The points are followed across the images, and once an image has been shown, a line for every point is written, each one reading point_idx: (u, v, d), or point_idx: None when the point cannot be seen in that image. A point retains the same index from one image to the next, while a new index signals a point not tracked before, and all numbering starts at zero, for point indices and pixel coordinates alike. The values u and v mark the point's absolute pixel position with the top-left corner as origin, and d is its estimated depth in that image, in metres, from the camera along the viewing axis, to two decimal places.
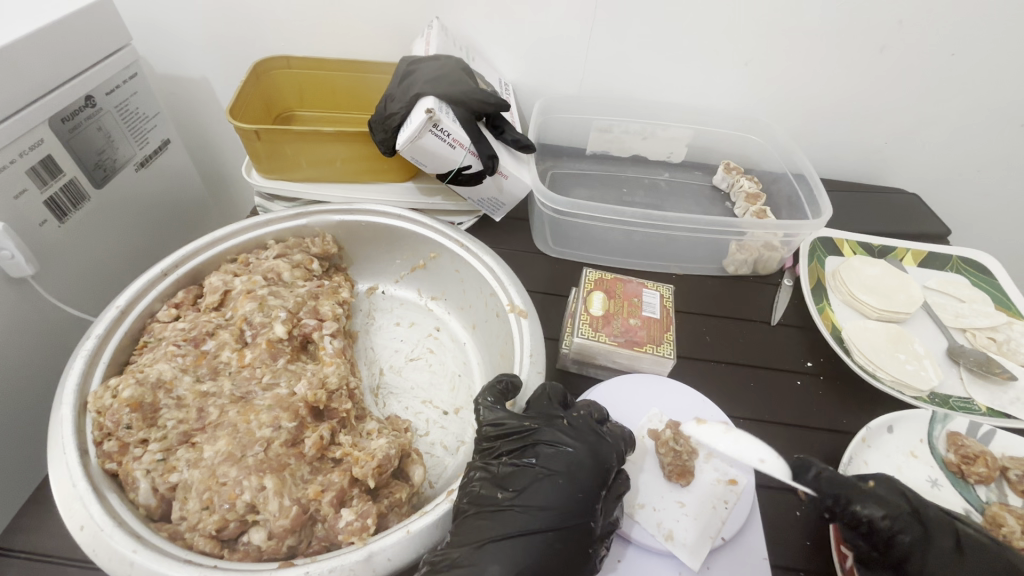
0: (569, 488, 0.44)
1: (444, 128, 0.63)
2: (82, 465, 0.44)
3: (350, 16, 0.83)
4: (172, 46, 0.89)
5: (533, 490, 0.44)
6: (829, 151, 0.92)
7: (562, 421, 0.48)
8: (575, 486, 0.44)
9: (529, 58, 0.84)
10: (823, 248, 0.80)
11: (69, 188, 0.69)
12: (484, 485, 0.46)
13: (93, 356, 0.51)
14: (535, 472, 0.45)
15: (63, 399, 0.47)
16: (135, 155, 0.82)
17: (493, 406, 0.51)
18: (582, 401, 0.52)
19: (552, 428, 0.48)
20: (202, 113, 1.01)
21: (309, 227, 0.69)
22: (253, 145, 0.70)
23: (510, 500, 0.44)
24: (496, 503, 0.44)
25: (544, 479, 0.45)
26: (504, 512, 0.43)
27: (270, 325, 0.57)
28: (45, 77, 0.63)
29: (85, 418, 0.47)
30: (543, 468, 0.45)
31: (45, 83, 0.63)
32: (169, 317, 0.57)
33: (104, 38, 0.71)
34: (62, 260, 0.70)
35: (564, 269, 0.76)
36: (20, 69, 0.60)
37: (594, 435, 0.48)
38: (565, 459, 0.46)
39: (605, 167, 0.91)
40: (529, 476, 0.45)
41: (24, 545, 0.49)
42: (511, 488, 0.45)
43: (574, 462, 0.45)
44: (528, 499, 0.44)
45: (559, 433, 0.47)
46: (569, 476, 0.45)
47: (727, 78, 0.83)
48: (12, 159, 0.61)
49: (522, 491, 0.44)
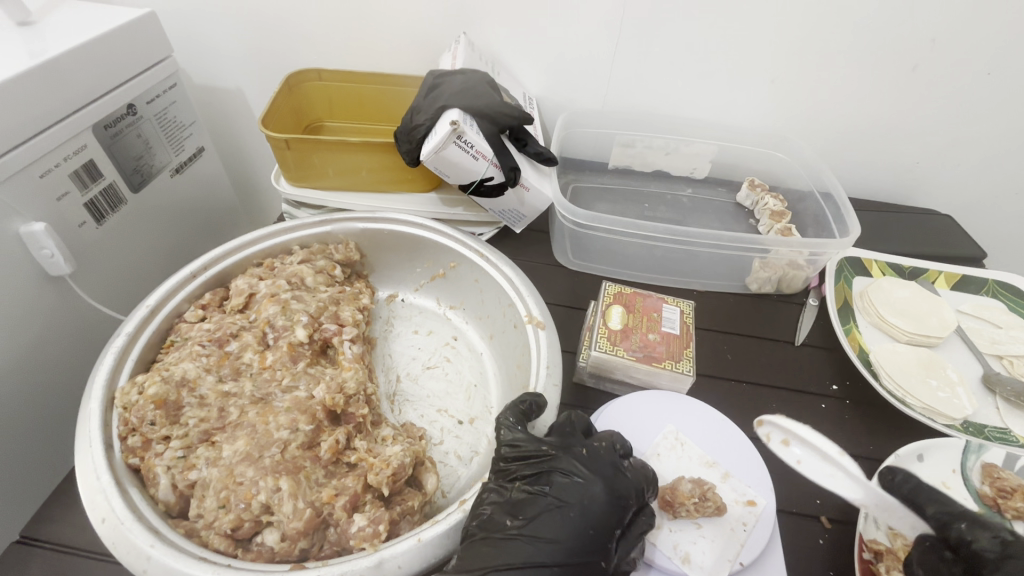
0: (581, 523, 0.43)
1: (468, 140, 0.63)
2: (106, 459, 0.45)
3: (380, 32, 0.86)
4: (210, 57, 0.93)
5: (544, 520, 0.43)
6: (858, 171, 0.91)
7: (580, 451, 0.47)
8: (585, 521, 0.43)
9: (553, 73, 0.86)
10: (850, 268, 0.78)
11: (109, 192, 0.74)
12: (495, 509, 0.44)
13: (121, 355, 0.52)
14: (547, 502, 0.43)
15: (91, 394, 0.48)
16: (171, 162, 0.88)
17: (513, 427, 0.50)
18: (605, 432, 0.51)
19: (570, 457, 0.46)
20: (235, 122, 1.05)
21: (333, 234, 0.69)
22: (282, 153, 0.73)
23: (518, 530, 0.42)
24: (504, 530, 0.42)
25: (555, 510, 0.43)
26: (512, 541, 0.41)
27: (291, 329, 0.57)
28: (91, 87, 0.68)
29: (112, 412, 0.48)
30: (556, 499, 0.44)
31: (91, 92, 0.68)
32: (195, 318, 0.58)
33: (144, 53, 0.77)
34: (98, 261, 0.74)
35: (583, 282, 0.76)
36: (71, 79, 0.65)
37: (613, 469, 0.46)
38: (578, 491, 0.44)
39: (626, 182, 0.91)
40: (541, 504, 0.43)
41: (48, 536, 0.50)
42: (521, 515, 0.43)
43: (587, 496, 0.44)
44: (536, 529, 0.42)
45: (575, 464, 0.46)
46: (582, 510, 0.43)
47: (751, 96, 0.83)
48: (57, 163, 0.65)
49: (531, 521, 0.43)
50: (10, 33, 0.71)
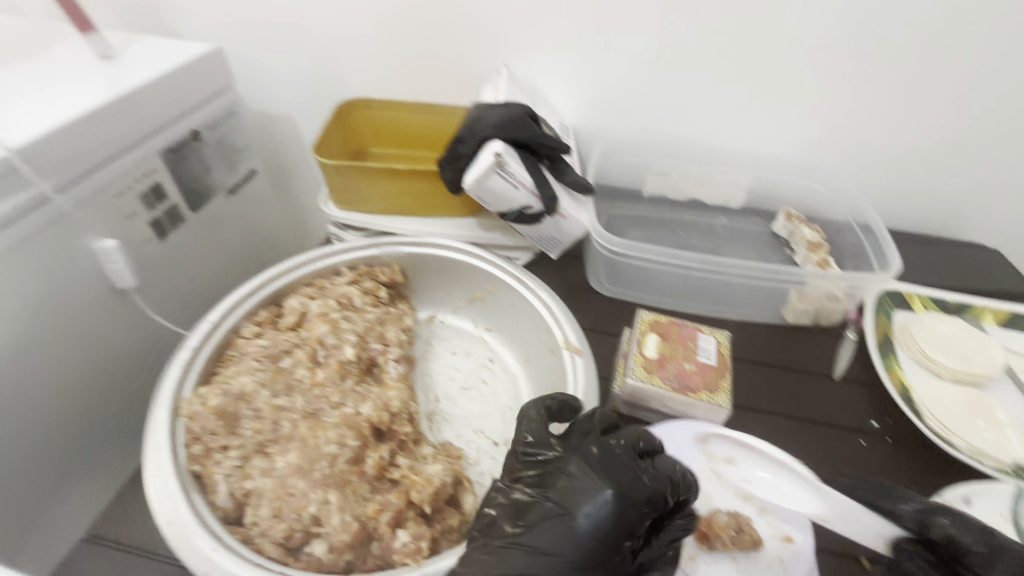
0: (581, 534, 0.42)
1: (510, 170, 0.67)
2: (173, 465, 0.48)
3: (428, 66, 0.91)
4: (269, 86, 1.01)
5: (543, 529, 0.43)
6: (901, 204, 0.89)
7: (590, 453, 0.47)
8: (587, 530, 0.42)
9: (590, 103, 0.89)
10: (891, 302, 0.75)
11: (172, 212, 0.84)
12: (500, 513, 0.46)
13: (186, 367, 0.55)
14: (548, 509, 0.44)
15: (160, 404, 0.51)
16: (227, 183, 0.95)
17: (532, 421, 0.51)
18: (630, 428, 0.50)
19: (577, 461, 0.46)
20: (286, 147, 1.11)
21: (380, 257, 0.72)
22: (331, 177, 0.78)
23: (516, 537, 0.43)
24: (503, 537, 0.44)
25: (555, 518, 0.43)
26: (508, 549, 0.42)
27: (340, 348, 0.60)
28: (160, 115, 0.78)
29: (177, 422, 0.51)
30: (556, 506, 0.44)
31: (158, 120, 0.78)
32: (252, 334, 0.61)
33: (209, 84, 0.85)
34: (156, 273, 0.83)
35: (617, 309, 0.76)
36: (142, 109, 0.75)
37: (625, 473, 0.45)
38: (580, 497, 0.44)
39: (660, 211, 0.91)
40: (541, 512, 0.44)
41: (110, 535, 0.53)
42: (522, 522, 0.44)
43: (590, 502, 0.43)
44: (534, 538, 0.42)
45: (581, 468, 0.45)
46: (582, 518, 0.42)
47: (786, 128, 0.84)
48: (126, 185, 0.75)
49: (529, 529, 0.43)
50: (93, 67, 0.79)
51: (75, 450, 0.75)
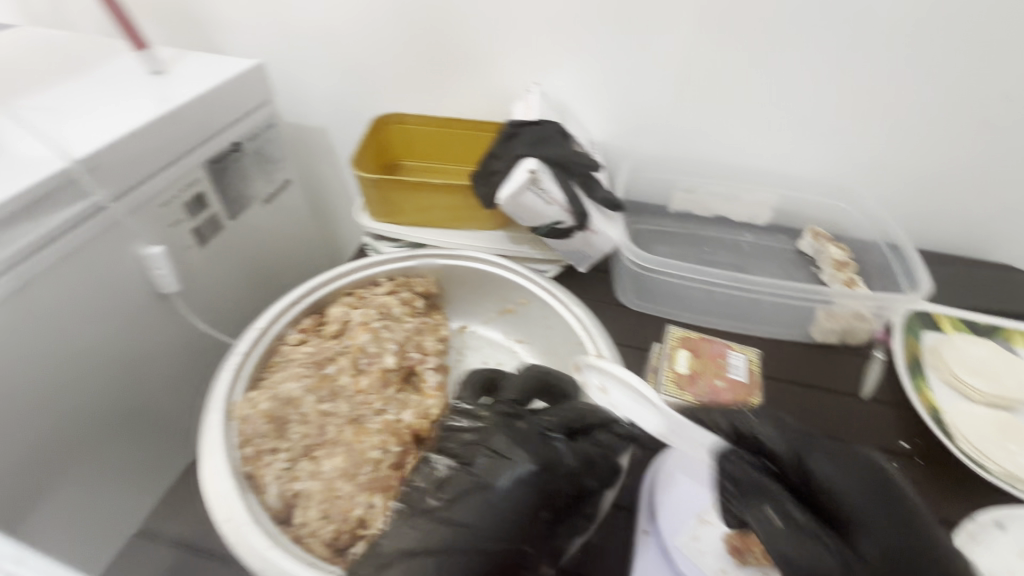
0: (497, 507, 0.45)
1: (544, 187, 0.69)
2: (227, 466, 0.50)
3: (461, 83, 0.94)
4: (306, 99, 1.04)
5: (464, 503, 0.45)
6: (928, 224, 0.89)
7: (515, 430, 0.50)
8: (505, 503, 0.45)
9: (618, 120, 0.91)
10: (919, 324, 0.76)
11: (211, 220, 0.87)
12: (423, 488, 0.48)
13: (236, 371, 0.58)
14: (468, 484, 0.46)
15: (213, 407, 0.53)
16: (263, 193, 0.98)
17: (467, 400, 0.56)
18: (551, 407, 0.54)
19: (502, 438, 0.49)
20: (318, 157, 1.15)
21: (417, 268, 0.74)
22: (368, 190, 0.81)
23: (440, 511, 0.46)
24: (425, 511, 0.46)
25: (476, 493, 0.45)
26: (429, 522, 0.45)
27: (381, 356, 0.63)
28: (205, 128, 0.81)
29: (230, 425, 0.53)
30: (478, 481, 0.46)
31: (204, 134, 0.81)
32: (296, 341, 0.63)
33: (251, 98, 0.89)
34: (197, 277, 0.86)
35: (645, 323, 0.78)
36: (190, 123, 0.79)
37: (546, 449, 0.48)
38: (502, 472, 0.46)
39: (686, 226, 0.92)
40: (462, 486, 0.46)
41: (163, 531, 0.56)
42: (444, 495, 0.46)
43: (510, 476, 0.46)
44: (454, 511, 0.45)
45: (503, 445, 0.48)
46: (502, 493, 0.45)
47: (813, 147, 0.85)
48: (172, 195, 0.78)
49: (452, 501, 0.46)
50: (144, 81, 0.83)
51: (120, 446, 0.78)
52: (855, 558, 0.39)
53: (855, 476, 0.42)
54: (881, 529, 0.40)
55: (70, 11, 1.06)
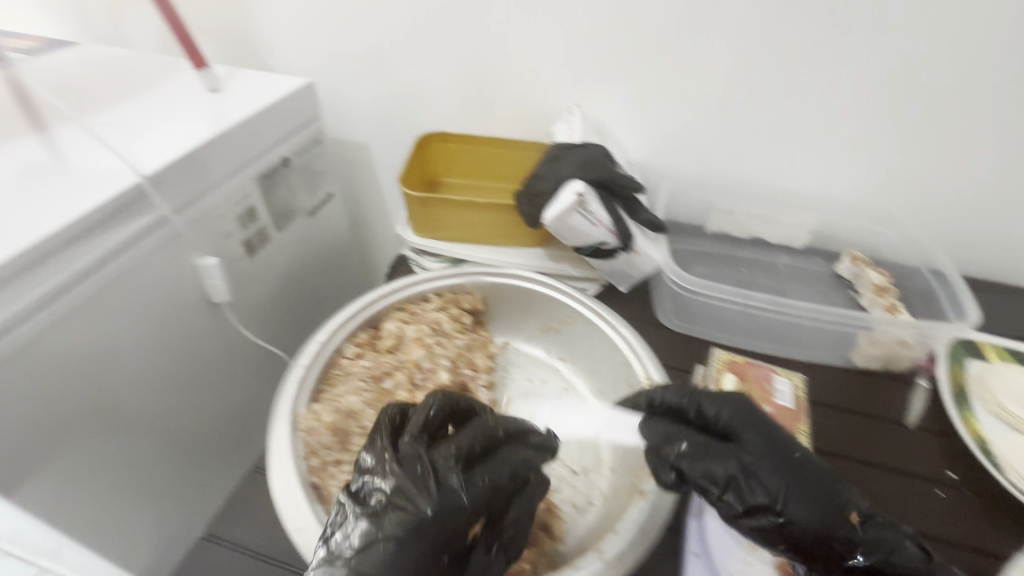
0: (403, 554, 0.42)
1: (591, 210, 0.70)
2: (298, 477, 0.52)
3: (502, 102, 0.96)
4: (349, 115, 1.08)
5: (370, 553, 0.42)
6: (972, 250, 0.88)
7: (416, 472, 0.46)
8: (411, 551, 0.42)
9: (656, 141, 0.92)
10: (964, 351, 0.75)
11: (259, 232, 0.90)
12: (335, 535, 0.45)
13: (301, 383, 0.60)
14: (375, 533, 0.43)
15: (281, 419, 0.56)
16: (306, 206, 1.01)
17: (380, 434, 0.51)
18: (455, 437, 0.50)
19: (405, 482, 0.45)
20: (357, 171, 1.18)
21: (465, 285, 0.76)
22: (413, 207, 0.83)
23: (350, 560, 0.43)
24: (335, 561, 0.43)
25: (383, 542, 0.43)
26: (338, 574, 0.42)
27: (436, 372, 0.65)
28: (259, 143, 0.85)
29: (296, 437, 0.56)
30: (383, 532, 0.43)
31: (257, 149, 0.84)
32: (354, 354, 0.66)
33: (300, 114, 0.92)
34: (245, 287, 0.89)
35: (684, 344, 0.78)
36: (246, 139, 0.82)
37: (449, 490, 0.45)
38: (407, 520, 0.43)
39: (722, 247, 0.93)
40: (369, 536, 0.43)
41: (226, 536, 0.59)
42: (353, 544, 0.43)
43: (414, 524, 0.43)
44: (361, 562, 0.42)
45: (405, 490, 0.45)
46: (406, 541, 0.43)
47: (853, 173, 0.86)
48: (227, 208, 0.81)
49: (361, 550, 0.43)
50: (201, 98, 0.86)
51: (172, 451, 0.81)
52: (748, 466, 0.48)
53: (729, 400, 0.52)
54: (756, 433, 0.50)
55: (127, 27, 1.11)
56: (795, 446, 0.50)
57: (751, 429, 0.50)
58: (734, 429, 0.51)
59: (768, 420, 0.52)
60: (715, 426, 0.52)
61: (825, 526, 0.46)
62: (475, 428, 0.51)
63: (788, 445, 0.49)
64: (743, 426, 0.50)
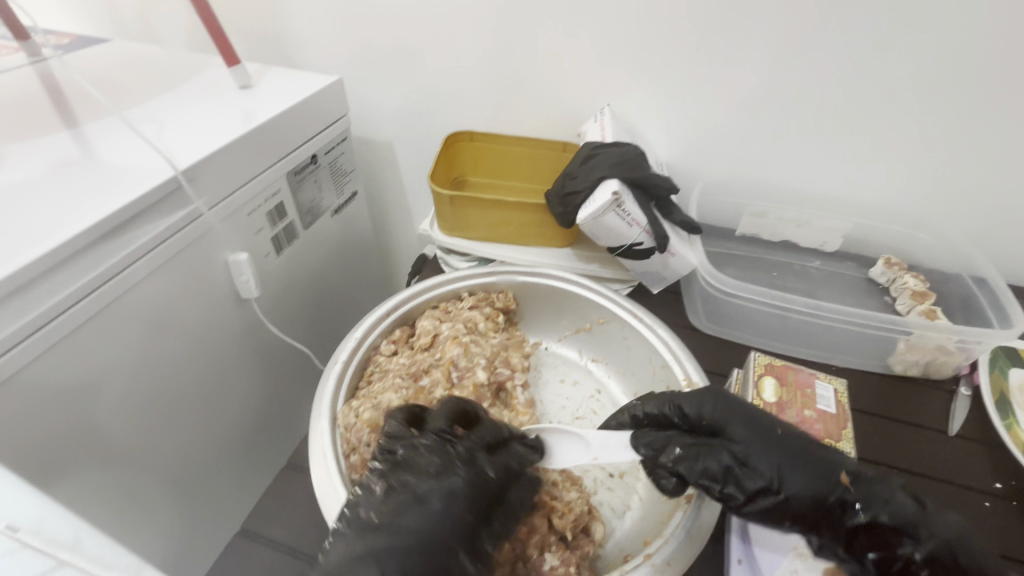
0: (438, 515, 0.46)
1: (627, 210, 0.69)
2: (339, 472, 0.53)
3: (530, 102, 0.96)
4: (376, 113, 1.08)
5: (405, 514, 0.45)
6: (1012, 256, 0.86)
7: (447, 448, 0.51)
8: (445, 513, 0.46)
9: (687, 142, 0.91)
10: (1005, 358, 0.74)
11: (288, 229, 0.90)
12: (362, 503, 0.47)
13: (339, 380, 0.61)
14: (408, 498, 0.47)
15: (321, 415, 0.58)
16: (333, 204, 1.01)
17: (400, 422, 0.54)
18: (475, 423, 0.56)
19: (435, 455, 0.50)
20: (382, 170, 1.18)
21: (498, 284, 0.76)
22: (442, 205, 0.83)
23: (385, 521, 0.45)
24: (368, 524, 0.45)
25: (416, 505, 0.46)
26: (371, 534, 0.44)
27: (473, 370, 0.64)
28: (289, 141, 0.85)
29: (336, 432, 0.57)
30: (416, 496, 0.47)
31: (287, 146, 0.85)
32: (389, 351, 0.67)
33: (330, 111, 0.92)
34: (274, 285, 0.90)
35: (716, 347, 0.77)
36: (277, 136, 0.82)
37: (477, 464, 0.50)
38: (441, 486, 0.47)
39: (753, 249, 0.92)
40: (403, 500, 0.46)
41: (263, 533, 0.60)
42: (384, 509, 0.46)
43: (448, 489, 0.47)
44: (396, 522, 0.45)
45: (437, 462, 0.49)
46: (440, 503, 0.46)
47: (890, 177, 0.84)
48: (258, 205, 0.82)
49: (395, 513, 0.46)
50: (233, 95, 0.87)
51: (199, 448, 0.82)
52: (740, 457, 0.48)
53: (709, 395, 0.53)
54: (739, 426, 0.49)
55: (158, 26, 1.12)
56: (776, 423, 0.50)
57: (734, 421, 0.50)
58: (719, 422, 0.51)
59: (748, 403, 0.52)
60: (699, 424, 0.52)
61: (825, 499, 0.45)
62: (492, 422, 0.56)
63: (773, 426, 0.49)
64: (724, 416, 0.51)
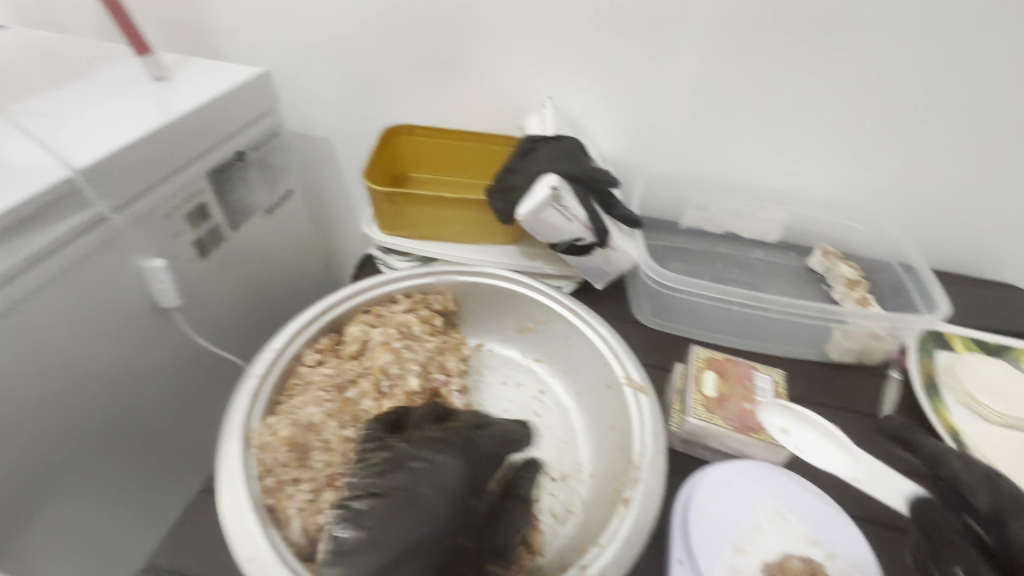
0: (441, 496, 0.48)
1: (566, 205, 0.68)
2: (249, 495, 0.49)
3: (471, 94, 0.93)
4: (310, 107, 1.02)
5: (394, 510, 0.46)
6: (938, 242, 0.89)
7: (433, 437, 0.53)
8: (446, 494, 0.48)
9: (630, 136, 0.90)
10: (932, 342, 0.76)
11: (212, 232, 0.83)
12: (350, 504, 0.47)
13: (254, 396, 0.57)
14: (399, 490, 0.47)
15: (231, 434, 0.53)
16: (265, 204, 0.95)
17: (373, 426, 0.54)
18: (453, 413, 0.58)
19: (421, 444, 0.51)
20: (320, 167, 1.12)
21: (434, 286, 0.73)
22: (379, 204, 0.79)
23: (376, 517, 0.46)
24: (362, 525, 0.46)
25: (407, 496, 0.47)
26: (366, 533, 0.45)
27: (404, 377, 0.61)
28: (209, 137, 0.78)
29: (249, 453, 0.53)
30: (411, 483, 0.48)
31: (207, 142, 0.78)
32: (314, 361, 0.62)
33: (255, 105, 0.86)
34: (197, 292, 0.83)
35: (661, 342, 0.77)
36: (194, 131, 0.75)
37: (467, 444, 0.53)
38: (435, 470, 0.49)
39: (697, 242, 0.92)
40: (396, 492, 0.47)
41: (179, 565, 0.55)
42: (371, 505, 0.47)
43: (442, 472, 0.49)
44: (390, 517, 0.46)
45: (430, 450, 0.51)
46: (439, 485, 0.48)
47: (824, 168, 0.86)
48: (174, 207, 0.75)
49: (388, 506, 0.46)
50: (145, 87, 0.80)
51: (110, 468, 0.75)
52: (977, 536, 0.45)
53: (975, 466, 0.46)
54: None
55: (64, 13, 1.02)
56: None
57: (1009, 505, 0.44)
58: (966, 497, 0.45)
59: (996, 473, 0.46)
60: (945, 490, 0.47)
61: None
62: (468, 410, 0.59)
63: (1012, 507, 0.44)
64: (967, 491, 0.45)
